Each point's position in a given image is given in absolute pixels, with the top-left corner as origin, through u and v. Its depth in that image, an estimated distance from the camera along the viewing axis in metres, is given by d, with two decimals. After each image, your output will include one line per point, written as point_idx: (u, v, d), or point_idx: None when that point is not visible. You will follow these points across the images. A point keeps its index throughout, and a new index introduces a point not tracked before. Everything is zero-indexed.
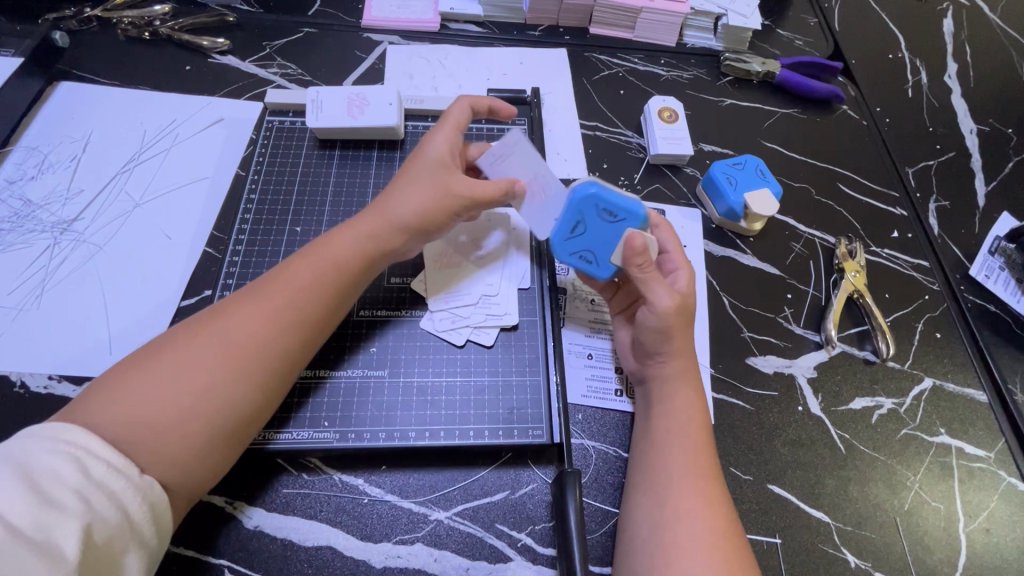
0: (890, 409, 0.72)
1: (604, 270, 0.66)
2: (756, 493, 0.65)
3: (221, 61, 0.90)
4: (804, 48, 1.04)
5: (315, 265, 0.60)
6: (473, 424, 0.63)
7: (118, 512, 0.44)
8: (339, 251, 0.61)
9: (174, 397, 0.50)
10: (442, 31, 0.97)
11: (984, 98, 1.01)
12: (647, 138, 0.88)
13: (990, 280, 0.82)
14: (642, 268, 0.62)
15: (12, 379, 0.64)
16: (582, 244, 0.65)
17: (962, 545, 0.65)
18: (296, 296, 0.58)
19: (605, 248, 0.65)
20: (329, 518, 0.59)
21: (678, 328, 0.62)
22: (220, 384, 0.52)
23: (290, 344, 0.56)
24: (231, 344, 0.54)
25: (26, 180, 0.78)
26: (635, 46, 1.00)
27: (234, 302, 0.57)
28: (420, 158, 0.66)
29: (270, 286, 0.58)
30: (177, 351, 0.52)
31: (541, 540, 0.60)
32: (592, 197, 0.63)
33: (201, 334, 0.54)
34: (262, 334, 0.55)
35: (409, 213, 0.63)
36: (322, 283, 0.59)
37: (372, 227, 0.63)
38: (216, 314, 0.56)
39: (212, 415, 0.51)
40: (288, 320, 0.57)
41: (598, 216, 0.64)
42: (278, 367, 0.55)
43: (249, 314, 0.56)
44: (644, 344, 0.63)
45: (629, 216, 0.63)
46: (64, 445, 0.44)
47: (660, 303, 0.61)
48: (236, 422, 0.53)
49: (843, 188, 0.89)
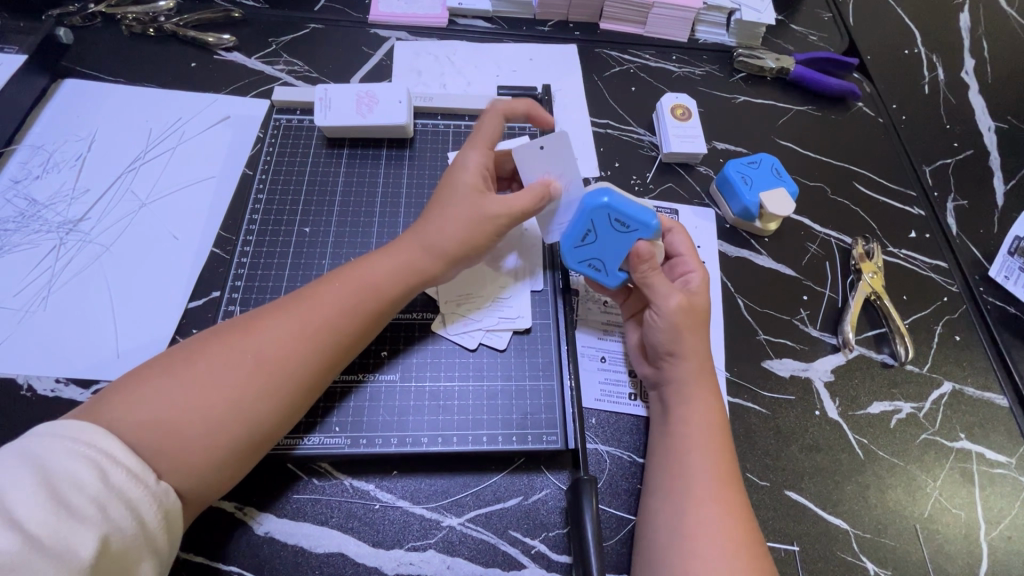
0: (909, 413, 0.70)
1: (613, 279, 0.66)
2: (773, 499, 0.64)
3: (227, 58, 0.89)
4: (819, 43, 1.02)
5: (349, 281, 0.59)
6: (487, 430, 0.62)
7: (134, 520, 0.43)
8: (375, 269, 0.61)
9: (200, 407, 0.49)
10: (450, 27, 0.96)
11: (1003, 96, 0.99)
12: (660, 136, 0.87)
13: (1009, 281, 0.80)
14: (646, 273, 0.62)
15: (18, 382, 0.63)
16: (590, 253, 0.65)
17: (984, 553, 0.64)
18: (330, 314, 0.57)
19: (616, 257, 0.64)
20: (341, 524, 0.58)
21: (688, 330, 0.61)
22: (247, 398, 0.51)
23: (320, 363, 0.55)
24: (264, 357, 0.53)
25: (31, 179, 0.77)
26: (646, 42, 0.98)
27: (270, 312, 0.56)
28: (454, 176, 0.65)
29: (305, 301, 0.57)
30: (208, 359, 0.52)
31: (555, 547, 0.59)
32: (604, 207, 0.62)
33: (234, 343, 0.53)
34: (294, 351, 0.54)
35: (443, 236, 0.62)
36: (354, 298, 0.58)
37: (407, 248, 0.62)
38: (250, 323, 0.55)
39: (236, 428, 0.50)
40: (321, 339, 0.56)
41: (610, 226, 0.63)
42: (306, 389, 0.55)
43: (285, 328, 0.55)
44: (655, 345, 0.63)
45: (642, 227, 0.63)
46: (84, 447, 0.43)
47: (665, 305, 0.61)
48: (257, 437, 0.52)
49: (860, 187, 0.87)
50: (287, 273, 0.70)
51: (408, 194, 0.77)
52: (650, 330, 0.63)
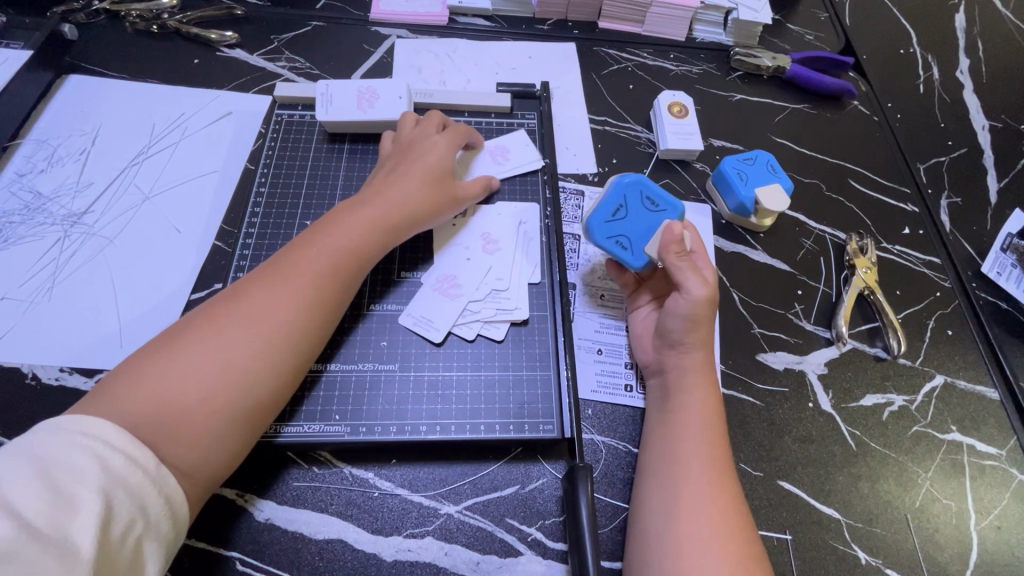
0: (901, 405, 0.71)
1: (637, 259, 0.68)
2: (766, 489, 0.65)
3: (230, 54, 0.90)
4: (815, 43, 1.03)
5: (326, 244, 0.61)
6: (484, 419, 0.63)
7: (135, 507, 0.43)
8: (350, 230, 0.62)
9: (195, 375, 0.51)
10: (450, 25, 0.97)
11: (997, 95, 1.00)
12: (657, 133, 0.88)
13: (1001, 277, 0.82)
14: (678, 257, 0.64)
15: (23, 371, 0.64)
16: (620, 228, 0.68)
17: (974, 543, 0.65)
18: (311, 274, 0.59)
19: (643, 236, 0.68)
20: (340, 511, 0.59)
21: (705, 319, 0.62)
22: (238, 361, 0.52)
23: (305, 316, 0.57)
24: (250, 319, 0.54)
25: (36, 173, 0.78)
26: (644, 41, 0.99)
27: (249, 283, 0.58)
28: (425, 146, 0.71)
29: (283, 266, 0.59)
30: (195, 334, 0.53)
31: (551, 535, 0.60)
32: (638, 185, 0.69)
33: (218, 315, 0.55)
34: (279, 310, 0.56)
35: (416, 200, 0.66)
36: (334, 258, 0.60)
37: (377, 209, 0.64)
38: (231, 296, 0.57)
39: (235, 390, 0.52)
40: (303, 298, 0.57)
41: (641, 203, 0.68)
42: (296, 344, 0.56)
43: (266, 293, 0.56)
44: (670, 331, 0.63)
45: (670, 208, 0.68)
46: (83, 438, 0.44)
47: (694, 291, 0.62)
48: (257, 399, 0.53)
49: (855, 184, 0.88)
50: None
51: None
52: (669, 315, 0.63)
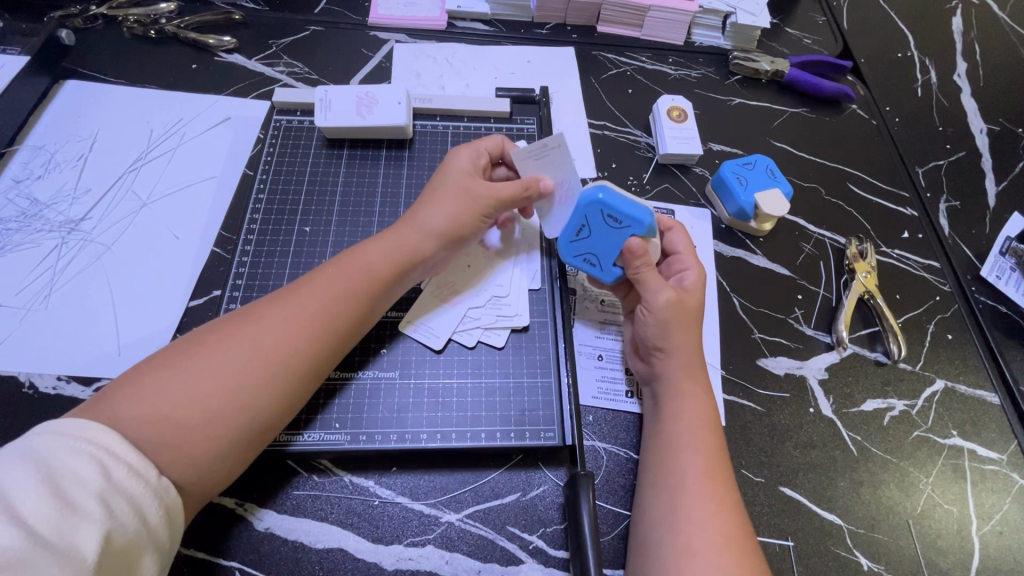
0: (902, 410, 0.71)
1: (608, 274, 0.67)
2: (768, 495, 0.65)
3: (228, 59, 0.90)
4: (813, 47, 1.03)
5: (345, 270, 0.60)
6: (485, 426, 0.63)
7: (137, 517, 0.43)
8: (368, 255, 0.62)
9: (201, 397, 0.50)
10: (448, 29, 0.96)
11: (994, 99, 1.00)
12: (656, 137, 0.88)
13: (1001, 281, 0.82)
14: (638, 269, 0.63)
15: (20, 379, 0.64)
16: (585, 248, 0.66)
17: (975, 548, 0.65)
18: (327, 301, 0.58)
19: (611, 252, 0.65)
20: (340, 520, 0.59)
21: (677, 326, 0.63)
22: (247, 386, 0.52)
23: (317, 350, 0.56)
24: (263, 345, 0.54)
25: (33, 179, 0.78)
26: (642, 45, 0.99)
27: (267, 303, 0.57)
28: (443, 169, 0.68)
29: (300, 289, 0.58)
30: (206, 351, 0.52)
31: (553, 542, 0.59)
32: (597, 203, 0.63)
33: (232, 334, 0.54)
34: (292, 339, 0.55)
35: (438, 218, 0.64)
36: (349, 284, 0.59)
37: (402, 235, 0.64)
38: (247, 315, 0.56)
39: (238, 417, 0.51)
40: (318, 325, 0.56)
41: (604, 223, 0.64)
42: (306, 373, 0.55)
43: (281, 317, 0.56)
44: (645, 340, 0.64)
45: (635, 223, 0.63)
46: (86, 445, 0.43)
47: (656, 302, 0.62)
48: (260, 426, 0.52)
49: (854, 188, 0.88)
50: (287, 272, 0.70)
51: (407, 193, 0.77)
52: (642, 326, 0.65)
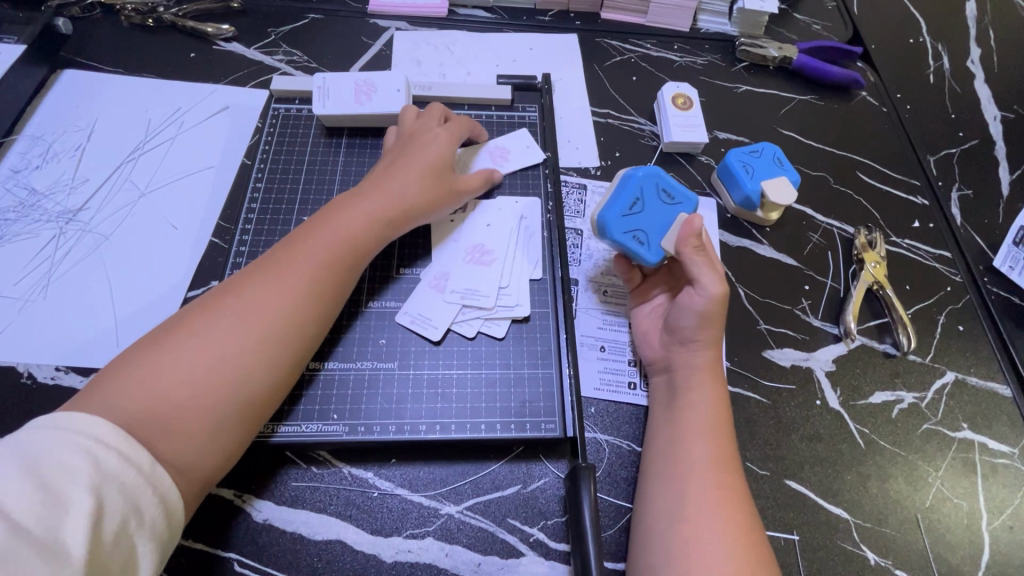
0: (911, 403, 0.70)
1: (653, 254, 0.66)
2: (774, 489, 0.64)
3: (226, 48, 0.89)
4: (822, 32, 1.01)
5: (323, 238, 0.60)
6: (485, 418, 0.62)
7: (128, 505, 0.43)
8: (345, 224, 0.62)
9: (189, 369, 0.50)
10: (450, 17, 0.95)
11: (1008, 85, 0.98)
12: (660, 126, 0.86)
13: (1014, 271, 0.80)
14: (694, 251, 0.63)
15: (19, 370, 0.64)
16: (637, 224, 0.66)
17: (985, 542, 0.63)
18: (305, 269, 0.58)
19: (659, 229, 0.67)
20: (339, 512, 0.58)
21: (717, 320, 0.62)
22: (235, 354, 0.52)
23: (300, 316, 0.56)
24: (246, 314, 0.54)
25: (31, 170, 0.77)
26: (647, 32, 0.97)
27: (249, 276, 0.57)
28: (423, 141, 0.70)
29: (280, 261, 0.58)
30: (191, 327, 0.53)
31: (554, 535, 0.59)
32: (654, 177, 0.68)
33: (215, 309, 0.54)
34: (274, 307, 0.55)
35: (414, 194, 0.66)
36: (328, 252, 0.60)
37: (376, 208, 0.64)
38: (230, 290, 0.56)
39: (226, 388, 0.51)
40: (299, 291, 0.57)
41: (657, 196, 0.67)
42: (291, 340, 0.55)
43: (261, 287, 0.56)
44: (677, 327, 0.63)
45: (684, 201, 0.68)
46: (74, 435, 0.43)
47: (710, 289, 0.61)
48: (249, 397, 0.52)
49: (863, 177, 0.87)
50: None
51: None
52: (675, 314, 0.63)
